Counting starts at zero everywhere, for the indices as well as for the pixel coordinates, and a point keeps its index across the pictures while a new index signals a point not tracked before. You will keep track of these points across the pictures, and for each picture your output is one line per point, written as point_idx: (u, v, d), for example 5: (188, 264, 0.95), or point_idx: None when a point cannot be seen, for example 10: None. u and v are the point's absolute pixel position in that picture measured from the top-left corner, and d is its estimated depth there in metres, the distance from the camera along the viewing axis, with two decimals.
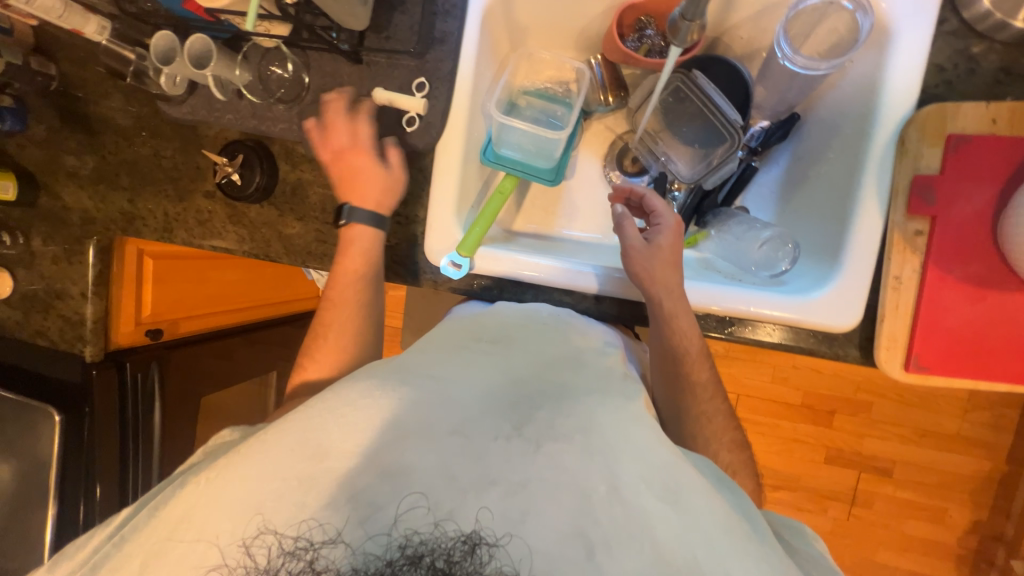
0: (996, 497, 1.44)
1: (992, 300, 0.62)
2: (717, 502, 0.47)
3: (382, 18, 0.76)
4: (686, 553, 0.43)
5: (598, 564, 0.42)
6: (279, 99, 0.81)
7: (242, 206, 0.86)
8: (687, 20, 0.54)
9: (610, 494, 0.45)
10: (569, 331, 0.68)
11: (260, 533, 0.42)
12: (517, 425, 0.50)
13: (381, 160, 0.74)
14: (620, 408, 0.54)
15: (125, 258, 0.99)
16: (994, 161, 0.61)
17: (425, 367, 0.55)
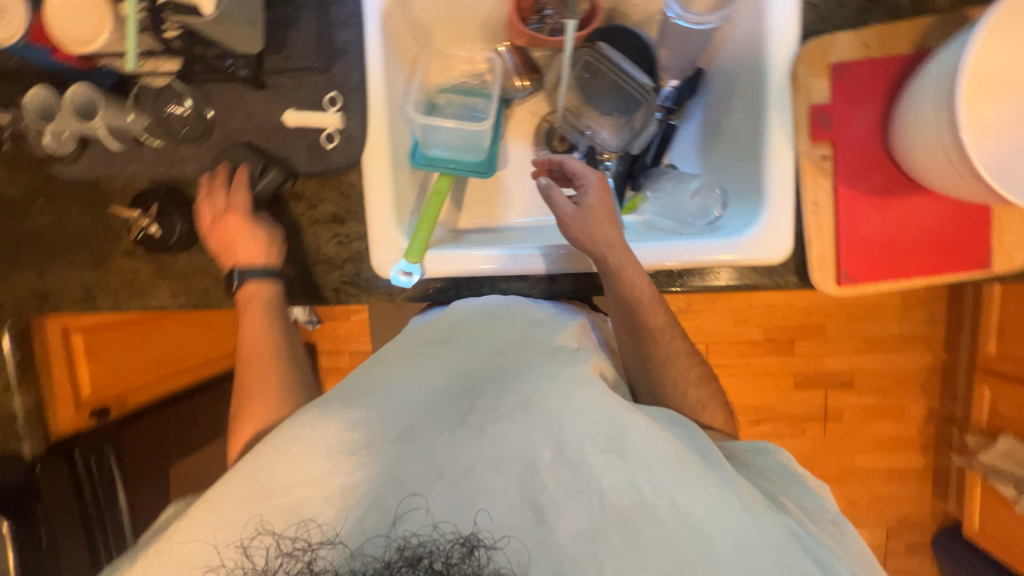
0: (942, 384, 1.60)
1: (899, 205, 0.67)
2: (664, 443, 0.51)
3: (278, 38, 0.73)
4: (634, 495, 0.48)
5: (548, 523, 0.47)
6: (187, 138, 0.76)
7: (168, 258, 0.81)
8: None
9: (555, 458, 0.49)
10: (519, 314, 0.68)
11: (257, 534, 0.48)
12: (460, 415, 0.53)
13: (256, 225, 0.72)
14: (561, 374, 0.56)
15: (50, 342, 0.90)
16: (874, 81, 0.67)
17: (374, 381, 0.58)
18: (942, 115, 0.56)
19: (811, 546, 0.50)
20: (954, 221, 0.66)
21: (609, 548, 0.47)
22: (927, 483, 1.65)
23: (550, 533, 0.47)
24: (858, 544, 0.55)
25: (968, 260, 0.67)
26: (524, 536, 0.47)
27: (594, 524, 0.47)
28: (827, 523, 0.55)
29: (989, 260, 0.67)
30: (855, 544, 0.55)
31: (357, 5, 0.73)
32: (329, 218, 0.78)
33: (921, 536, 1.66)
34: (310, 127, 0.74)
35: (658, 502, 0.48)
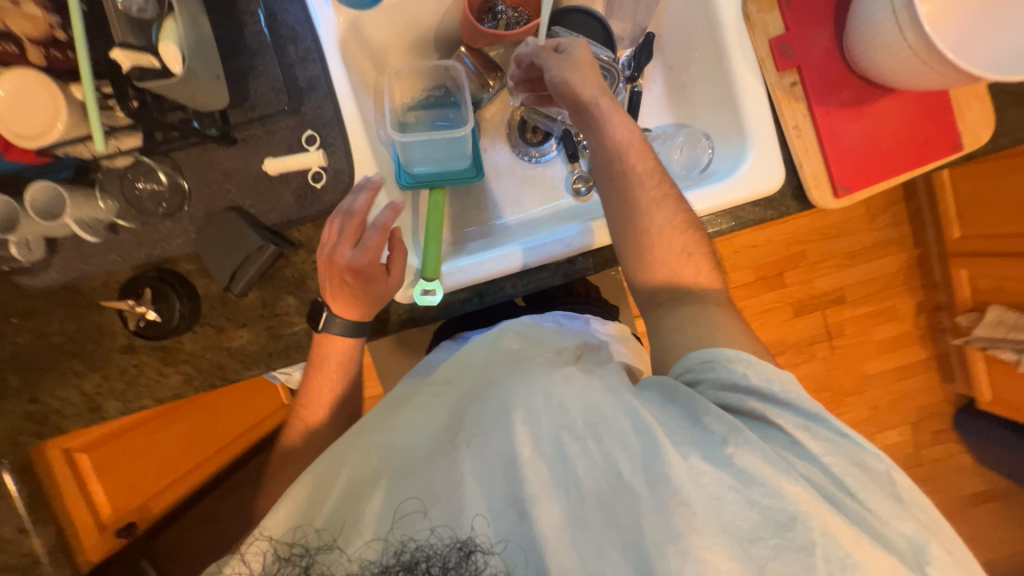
0: (923, 277, 1.70)
1: (871, 111, 0.71)
2: (642, 418, 0.50)
3: (239, 90, 0.71)
4: (610, 478, 0.48)
5: (528, 518, 0.47)
6: (165, 214, 0.72)
7: (172, 342, 0.76)
8: None
9: (533, 454, 0.49)
10: (513, 331, 0.67)
11: (256, 539, 0.52)
12: (454, 438, 0.53)
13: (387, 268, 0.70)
14: (547, 374, 0.55)
15: (55, 470, 0.84)
16: (819, 3, 0.71)
17: (374, 425, 0.59)
18: (897, 13, 0.60)
19: (809, 509, 0.45)
20: (922, 113, 0.71)
21: (590, 531, 0.47)
22: (933, 371, 1.75)
23: (531, 527, 0.47)
24: (887, 486, 0.48)
25: (943, 145, 0.72)
26: (515, 536, 0.47)
27: (574, 512, 0.48)
28: (845, 471, 0.48)
29: (960, 142, 0.72)
30: (880, 491, 0.48)
31: (313, 40, 0.71)
32: None
33: (942, 421, 1.75)
34: (293, 171, 0.72)
35: (635, 480, 0.48)
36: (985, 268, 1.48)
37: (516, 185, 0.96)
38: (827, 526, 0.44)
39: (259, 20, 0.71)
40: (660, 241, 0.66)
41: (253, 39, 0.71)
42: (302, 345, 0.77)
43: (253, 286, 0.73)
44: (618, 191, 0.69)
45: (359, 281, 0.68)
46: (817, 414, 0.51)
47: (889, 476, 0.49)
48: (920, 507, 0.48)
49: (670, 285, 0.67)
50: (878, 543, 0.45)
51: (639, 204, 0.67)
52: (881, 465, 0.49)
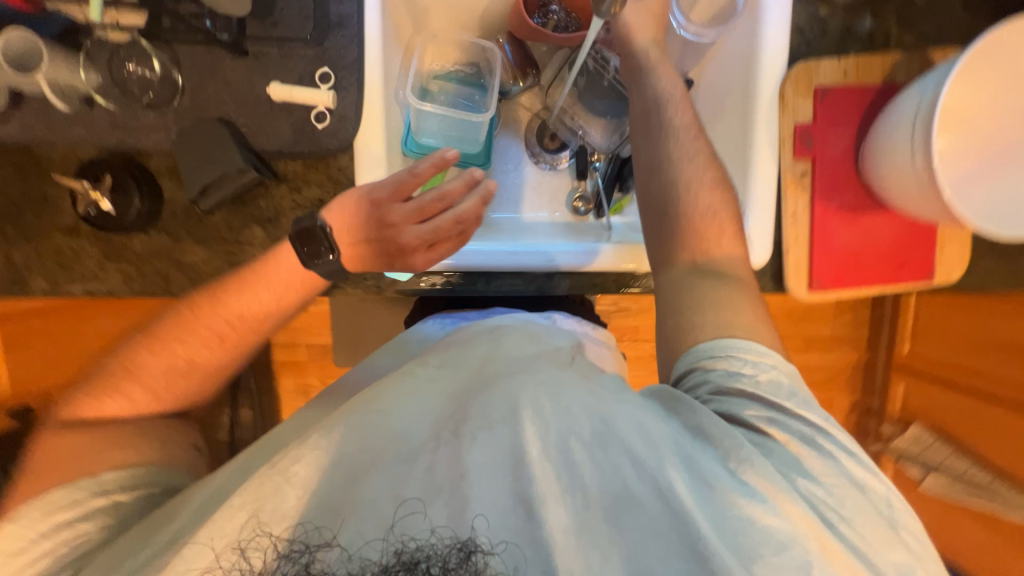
0: (863, 381, 1.76)
1: (864, 221, 0.74)
2: (647, 427, 0.51)
3: (263, 3, 0.67)
4: (616, 486, 0.49)
5: (536, 518, 0.47)
6: (150, 104, 0.68)
7: (120, 238, 0.72)
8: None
9: (543, 454, 0.50)
10: (518, 328, 0.66)
11: (255, 535, 0.48)
12: (454, 427, 0.53)
13: (431, 248, 0.69)
14: (554, 374, 0.56)
15: None
16: (849, 106, 0.72)
17: (367, 402, 0.57)
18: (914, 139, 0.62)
19: (808, 533, 0.45)
20: (908, 239, 0.74)
21: (598, 541, 0.47)
22: None
23: (539, 527, 0.47)
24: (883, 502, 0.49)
25: (917, 273, 0.75)
26: (517, 536, 0.47)
27: (580, 518, 0.48)
28: (840, 486, 0.49)
29: (932, 274, 0.75)
30: (870, 512, 0.48)
31: None
32: (314, 204, 0.73)
33: None
34: (297, 104, 0.69)
35: (641, 490, 0.49)
36: (920, 388, 1.58)
37: (519, 184, 0.95)
38: (825, 551, 0.45)
39: None
40: (687, 194, 0.63)
41: None
42: None
43: (222, 206, 0.70)
44: (659, 140, 0.66)
45: (397, 246, 0.68)
46: (822, 426, 0.50)
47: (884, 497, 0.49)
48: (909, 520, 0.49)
49: (694, 237, 0.61)
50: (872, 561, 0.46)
51: (671, 152, 0.64)
52: (871, 485, 0.49)
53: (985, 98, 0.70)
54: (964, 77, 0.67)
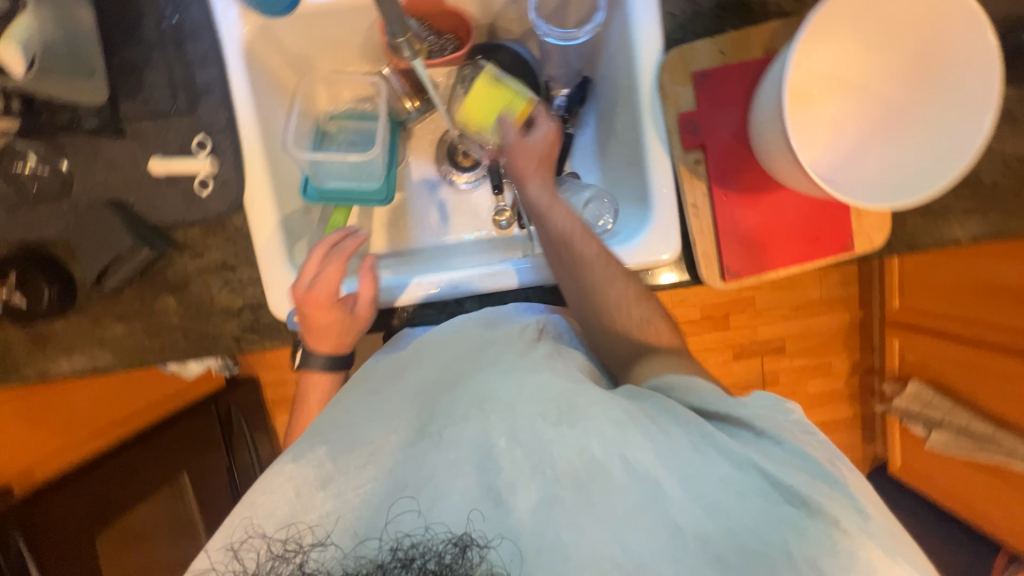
0: (861, 339, 1.68)
1: (768, 201, 0.71)
2: (612, 405, 0.51)
3: (131, 82, 0.68)
4: (585, 460, 0.48)
5: (503, 503, 0.47)
6: (43, 197, 0.70)
7: (44, 325, 0.75)
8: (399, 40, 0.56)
9: (510, 443, 0.50)
10: (471, 325, 0.68)
11: (248, 537, 0.47)
12: (422, 427, 0.54)
13: (349, 308, 0.72)
14: (515, 365, 0.57)
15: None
16: (732, 87, 0.70)
17: (337, 417, 0.58)
18: (777, 117, 0.60)
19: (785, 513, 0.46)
20: (819, 212, 0.72)
21: (566, 512, 0.47)
22: (856, 430, 1.75)
23: (506, 512, 0.47)
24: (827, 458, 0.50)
25: (835, 245, 0.72)
26: (510, 522, 0.46)
27: (549, 494, 0.47)
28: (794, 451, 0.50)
29: (851, 243, 0.72)
30: (824, 472, 0.49)
31: (213, 42, 0.69)
32: (218, 266, 0.74)
33: None
34: (181, 174, 0.70)
35: (608, 461, 0.48)
36: (913, 341, 1.49)
37: (437, 208, 0.94)
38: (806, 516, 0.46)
39: (159, 12, 0.68)
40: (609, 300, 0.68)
41: (151, 32, 0.68)
42: (176, 346, 0.75)
43: (129, 282, 0.73)
44: (581, 249, 0.69)
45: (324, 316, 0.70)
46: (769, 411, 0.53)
47: (826, 462, 0.50)
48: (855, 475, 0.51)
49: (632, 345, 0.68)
50: (827, 498, 0.47)
51: (593, 282, 0.68)
52: (817, 444, 0.51)
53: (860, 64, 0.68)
54: (813, 50, 0.67)
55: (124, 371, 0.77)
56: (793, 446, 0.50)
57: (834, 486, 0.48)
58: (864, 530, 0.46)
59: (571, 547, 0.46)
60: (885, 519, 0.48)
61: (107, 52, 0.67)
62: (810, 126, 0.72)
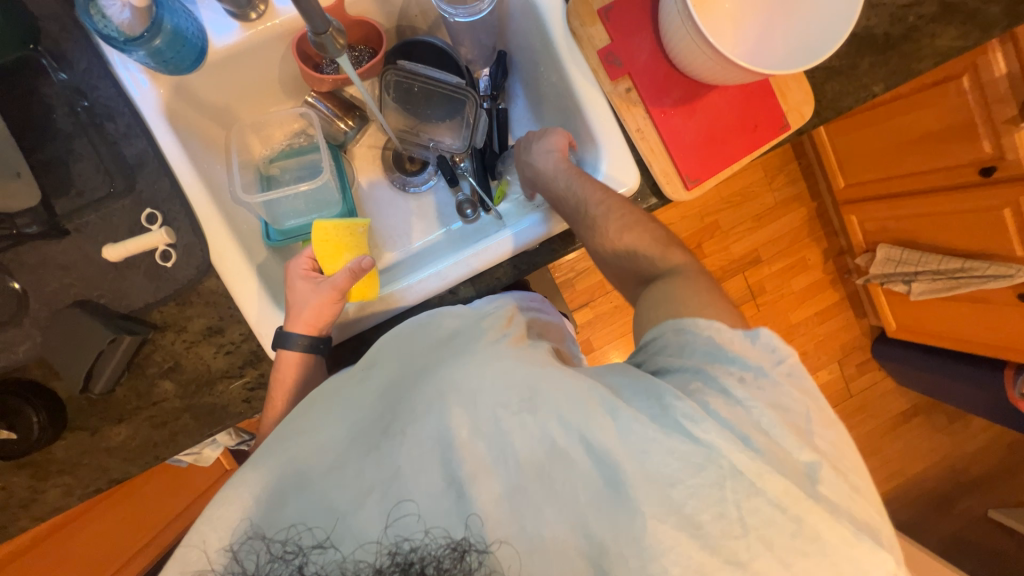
0: (824, 226, 1.77)
1: (702, 105, 0.76)
2: (574, 388, 0.52)
3: (59, 178, 0.66)
4: (546, 447, 0.50)
5: (466, 497, 0.49)
6: (2, 321, 0.66)
7: (40, 454, 0.70)
8: (323, 34, 0.51)
9: (471, 435, 0.51)
10: (453, 309, 0.68)
11: (249, 538, 0.50)
12: (385, 430, 0.54)
13: (314, 283, 0.71)
14: (473, 354, 0.57)
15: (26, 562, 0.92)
16: (636, 13, 0.74)
17: (301, 422, 0.59)
18: (686, 21, 0.64)
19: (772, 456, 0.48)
20: (748, 102, 0.77)
21: (530, 500, 0.49)
22: (848, 310, 1.83)
23: (470, 504, 0.48)
24: (803, 417, 0.52)
25: (773, 128, 0.77)
26: (483, 514, 0.48)
27: (512, 485, 0.50)
28: (780, 412, 0.51)
29: (786, 122, 0.77)
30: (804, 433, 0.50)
31: (131, 114, 0.67)
32: (204, 333, 0.72)
33: (864, 353, 1.85)
34: (139, 254, 0.68)
35: (569, 447, 0.50)
36: (869, 211, 1.58)
37: (402, 217, 0.94)
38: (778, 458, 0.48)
39: (67, 100, 0.66)
40: None
41: (65, 121, 0.66)
42: (187, 428, 0.72)
43: (118, 380, 0.70)
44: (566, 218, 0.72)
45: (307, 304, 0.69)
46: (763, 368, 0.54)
47: (801, 414, 0.52)
48: (828, 429, 0.52)
49: None
50: (771, 462, 0.47)
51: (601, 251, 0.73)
52: (800, 406, 0.52)
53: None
54: None
55: (139, 472, 0.73)
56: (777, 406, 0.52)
57: (806, 436, 0.50)
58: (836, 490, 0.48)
59: (535, 533, 0.48)
60: (849, 478, 0.50)
61: (26, 154, 0.65)
62: (716, 29, 0.78)
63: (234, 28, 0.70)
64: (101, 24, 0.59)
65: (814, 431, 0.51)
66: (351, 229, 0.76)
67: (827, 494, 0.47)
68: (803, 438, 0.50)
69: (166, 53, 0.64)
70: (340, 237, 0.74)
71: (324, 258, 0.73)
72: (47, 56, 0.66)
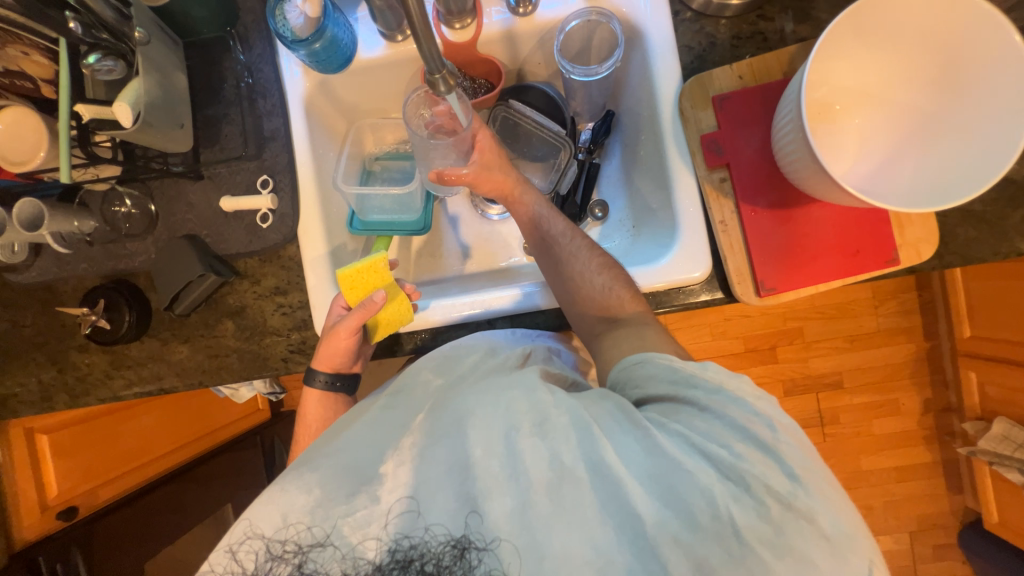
0: (932, 372, 1.53)
1: (798, 216, 0.71)
2: (581, 413, 0.55)
3: (211, 134, 0.79)
4: (554, 467, 0.52)
5: (480, 507, 0.51)
6: (132, 234, 0.80)
7: (121, 347, 0.83)
8: (437, 75, 0.53)
9: (485, 453, 0.53)
10: (479, 344, 0.71)
11: (247, 538, 0.52)
12: (406, 445, 0.58)
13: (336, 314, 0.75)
14: (497, 383, 0.59)
15: (76, 430, 1.08)
16: (750, 107, 0.72)
17: (333, 440, 0.60)
18: (797, 130, 0.61)
19: (759, 481, 0.49)
20: (856, 223, 0.70)
21: (542, 518, 0.50)
22: (938, 478, 1.55)
23: (483, 517, 0.50)
24: (766, 422, 0.52)
25: (878, 257, 0.69)
26: (496, 525, 0.50)
27: (524, 500, 0.51)
28: (748, 430, 0.52)
29: (896, 256, 0.69)
30: (769, 448, 0.51)
31: (278, 96, 0.79)
32: (272, 291, 0.81)
33: (946, 536, 1.54)
34: (246, 210, 0.79)
35: (577, 467, 0.52)
36: (995, 375, 1.34)
37: (473, 237, 0.99)
38: (762, 473, 0.49)
39: (237, 75, 0.79)
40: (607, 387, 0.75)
41: (230, 91, 0.79)
42: (232, 367, 0.81)
43: (195, 307, 0.80)
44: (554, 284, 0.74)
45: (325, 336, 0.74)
46: (733, 393, 0.55)
47: (767, 422, 0.52)
48: (791, 434, 0.53)
49: None
50: (757, 478, 0.49)
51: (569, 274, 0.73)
52: (761, 413, 0.53)
53: (883, 76, 0.68)
54: (831, 68, 0.69)
55: (185, 390, 0.83)
56: (741, 421, 0.52)
57: (772, 451, 0.50)
58: (809, 496, 0.49)
59: (547, 548, 0.49)
60: (816, 474, 0.50)
61: (194, 110, 0.79)
62: (837, 139, 0.73)
63: (380, 44, 0.80)
64: (280, 24, 0.72)
65: (788, 438, 0.52)
66: (371, 268, 0.74)
67: (809, 503, 0.48)
68: (771, 455, 0.50)
69: (320, 55, 0.75)
70: (363, 278, 0.74)
71: (354, 304, 0.75)
72: (234, 38, 0.79)
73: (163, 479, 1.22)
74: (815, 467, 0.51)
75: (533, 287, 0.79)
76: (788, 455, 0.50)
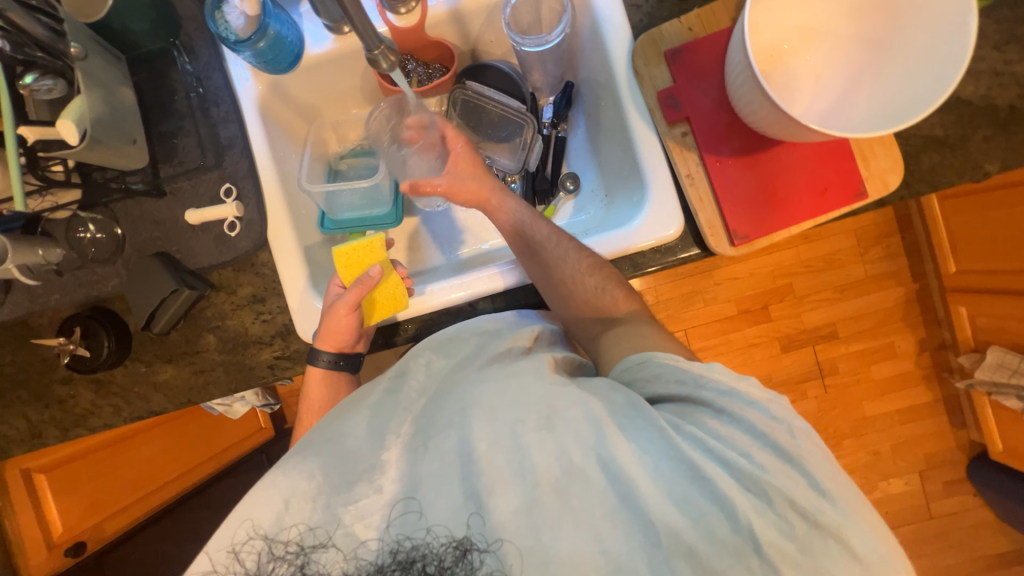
0: (923, 312, 1.54)
1: (763, 161, 0.71)
2: (592, 408, 0.55)
3: (167, 148, 0.78)
4: (564, 465, 0.52)
5: (483, 506, 0.50)
6: (100, 259, 0.79)
7: (105, 375, 0.82)
8: (376, 51, 0.54)
9: (490, 448, 0.53)
10: (471, 328, 0.70)
11: (249, 538, 0.50)
12: (413, 435, 0.57)
13: (336, 292, 0.76)
14: (501, 375, 0.60)
15: (74, 464, 1.07)
16: (706, 59, 0.72)
17: (329, 429, 0.59)
18: (745, 71, 0.62)
19: (776, 484, 0.49)
20: (823, 163, 0.70)
21: (546, 517, 0.50)
22: (942, 416, 1.56)
23: (488, 517, 0.50)
24: (786, 428, 0.52)
25: (846, 193, 0.70)
26: (504, 529, 0.49)
27: (530, 499, 0.51)
28: (766, 436, 0.51)
29: (864, 189, 0.69)
30: (790, 460, 0.50)
31: (231, 103, 0.78)
32: (250, 300, 0.80)
33: (956, 472, 1.56)
34: (213, 221, 0.78)
35: (586, 464, 0.52)
36: (983, 305, 1.35)
37: (449, 227, 0.99)
38: (783, 481, 0.49)
39: (186, 86, 0.78)
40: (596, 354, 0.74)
41: (181, 103, 0.78)
42: (219, 382, 0.81)
43: (174, 325, 0.79)
44: (527, 267, 0.73)
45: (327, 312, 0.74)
46: (755, 400, 0.54)
47: (786, 428, 0.52)
48: (810, 441, 0.52)
49: None
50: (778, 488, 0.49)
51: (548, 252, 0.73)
52: (781, 418, 0.52)
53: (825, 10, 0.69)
54: (777, 8, 0.69)
55: (175, 410, 0.83)
56: (764, 430, 0.52)
57: (796, 464, 0.50)
58: (837, 512, 0.48)
59: (551, 548, 0.49)
60: (843, 485, 0.50)
61: (147, 126, 0.78)
62: (791, 82, 0.73)
63: (328, 39, 0.79)
64: (222, 28, 0.70)
65: (808, 446, 0.52)
66: (369, 246, 0.77)
67: (837, 519, 0.48)
68: (791, 465, 0.50)
69: (267, 54, 0.74)
70: (359, 256, 0.77)
71: (350, 281, 0.77)
72: (179, 48, 0.78)
73: (170, 507, 1.21)
74: (844, 484, 0.50)
75: (516, 266, 0.78)
76: (812, 470, 0.50)
